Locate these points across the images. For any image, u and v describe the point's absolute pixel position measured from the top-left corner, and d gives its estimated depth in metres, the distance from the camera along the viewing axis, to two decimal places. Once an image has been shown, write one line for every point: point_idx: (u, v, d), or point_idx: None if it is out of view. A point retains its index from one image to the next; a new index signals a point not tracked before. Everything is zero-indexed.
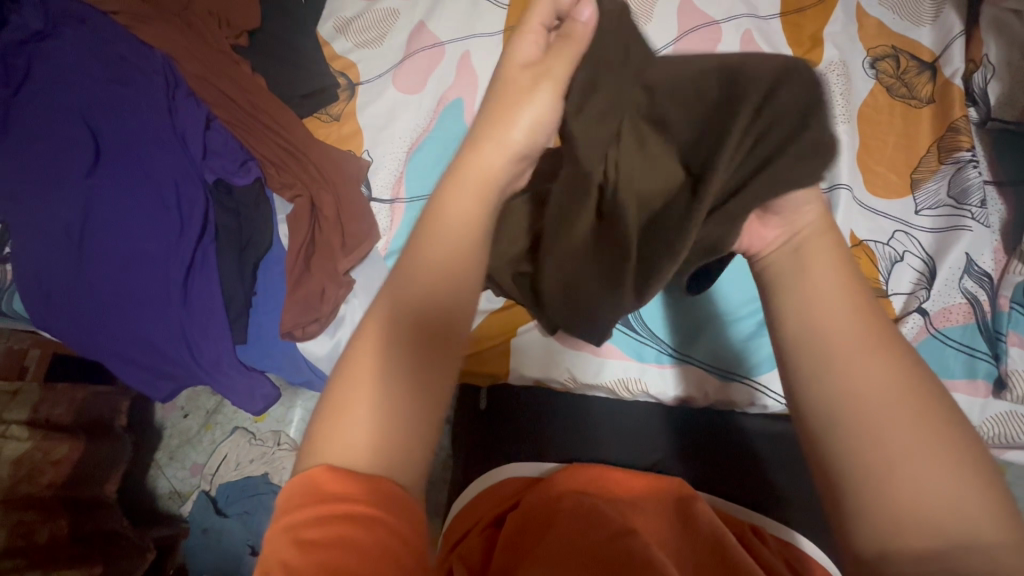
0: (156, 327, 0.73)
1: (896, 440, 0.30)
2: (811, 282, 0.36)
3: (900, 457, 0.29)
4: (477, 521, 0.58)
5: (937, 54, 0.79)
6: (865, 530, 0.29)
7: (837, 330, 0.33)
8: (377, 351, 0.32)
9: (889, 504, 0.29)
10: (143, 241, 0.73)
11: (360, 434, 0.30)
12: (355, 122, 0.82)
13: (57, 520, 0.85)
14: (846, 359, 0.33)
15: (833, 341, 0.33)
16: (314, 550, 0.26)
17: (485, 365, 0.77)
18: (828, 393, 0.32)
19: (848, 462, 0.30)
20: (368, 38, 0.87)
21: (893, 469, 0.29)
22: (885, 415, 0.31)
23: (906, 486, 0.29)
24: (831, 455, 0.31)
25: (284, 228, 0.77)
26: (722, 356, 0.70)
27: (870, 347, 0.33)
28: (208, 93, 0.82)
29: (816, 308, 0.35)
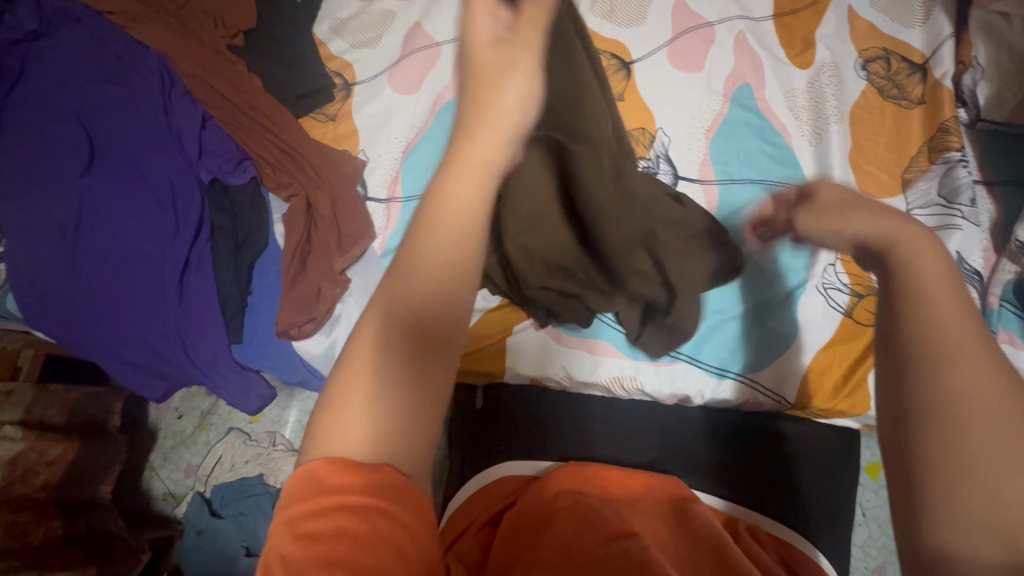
0: (152, 326, 0.73)
1: (985, 443, 0.24)
2: (913, 272, 0.30)
3: (987, 460, 0.24)
4: (474, 519, 0.59)
5: (927, 56, 0.80)
6: (927, 534, 0.24)
7: (948, 322, 0.27)
8: (370, 357, 0.30)
9: (964, 510, 0.24)
10: (139, 240, 0.73)
11: (363, 416, 0.29)
12: (350, 122, 0.83)
13: (52, 521, 0.85)
14: (951, 352, 0.27)
15: (935, 333, 0.27)
16: (314, 543, 0.26)
17: (481, 365, 0.77)
18: (918, 391, 0.27)
19: (925, 462, 0.25)
20: (364, 38, 0.87)
21: (973, 472, 0.24)
22: (980, 415, 0.25)
23: (984, 490, 0.24)
24: (908, 454, 0.26)
25: (280, 227, 0.77)
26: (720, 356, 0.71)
27: (974, 345, 0.27)
28: (203, 92, 0.82)
29: (926, 299, 0.29)
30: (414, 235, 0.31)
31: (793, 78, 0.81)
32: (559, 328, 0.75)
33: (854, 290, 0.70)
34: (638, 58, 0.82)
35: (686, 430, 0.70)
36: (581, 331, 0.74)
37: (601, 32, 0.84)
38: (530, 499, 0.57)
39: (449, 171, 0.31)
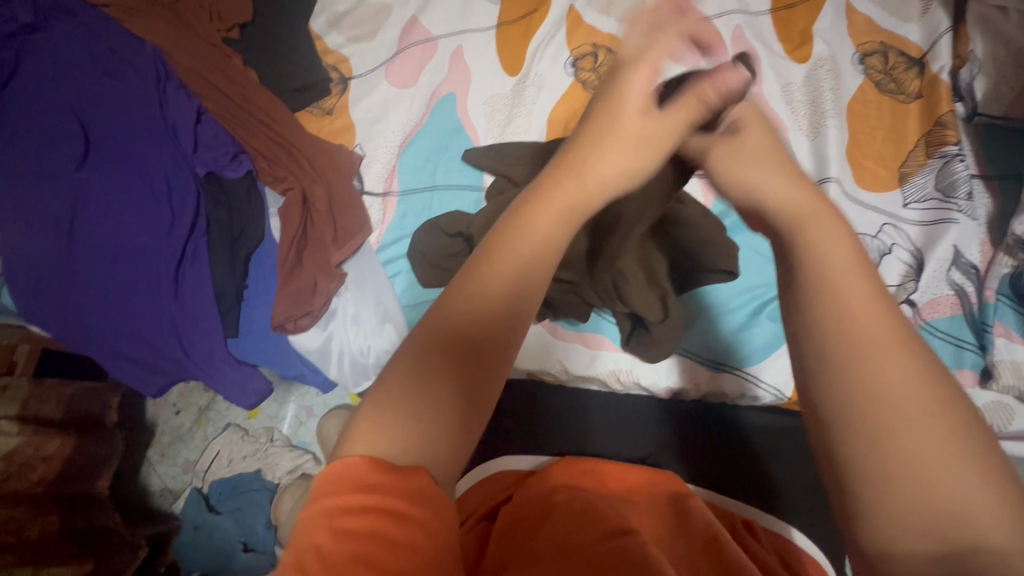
0: (148, 320, 0.73)
1: (911, 436, 0.23)
2: (827, 262, 0.29)
3: (919, 457, 0.23)
4: (470, 514, 0.59)
5: (925, 51, 0.80)
6: (862, 527, 0.23)
7: (856, 310, 0.27)
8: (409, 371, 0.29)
9: (896, 508, 0.23)
10: (135, 234, 0.73)
11: (388, 413, 0.27)
12: (347, 116, 0.83)
13: (48, 516, 0.85)
14: (862, 344, 0.26)
15: (852, 325, 0.26)
16: (352, 539, 0.24)
17: None
18: (844, 388, 0.25)
19: (855, 463, 0.24)
20: (360, 32, 0.87)
21: (902, 461, 0.23)
22: (903, 408, 0.24)
23: (906, 485, 0.23)
24: (835, 452, 0.25)
25: (276, 221, 0.77)
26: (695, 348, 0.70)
27: (893, 334, 0.26)
28: (199, 85, 0.81)
29: (829, 288, 0.28)
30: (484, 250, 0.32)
31: (791, 72, 0.81)
32: (556, 322, 0.73)
33: None
34: None
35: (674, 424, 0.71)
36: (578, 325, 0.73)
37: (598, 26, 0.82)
38: (528, 494, 0.57)
39: (537, 201, 0.34)
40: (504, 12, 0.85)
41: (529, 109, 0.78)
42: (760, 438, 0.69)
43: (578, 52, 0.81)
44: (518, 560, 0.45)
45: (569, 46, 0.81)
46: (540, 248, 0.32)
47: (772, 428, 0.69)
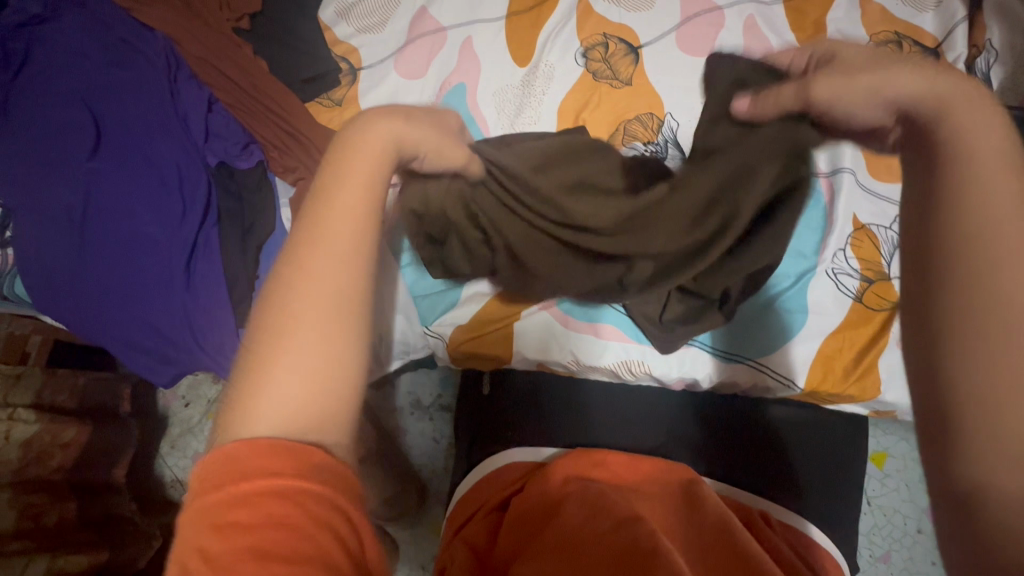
0: (160, 311, 0.73)
1: (1020, 362, 0.28)
2: (982, 166, 0.31)
3: (1023, 384, 0.28)
4: (481, 505, 0.59)
5: (940, 41, 0.79)
6: (966, 451, 0.28)
7: (1004, 227, 0.30)
8: (284, 338, 0.31)
9: (1004, 430, 0.28)
10: (147, 224, 0.73)
11: (278, 391, 0.31)
12: (355, 107, 0.82)
13: (66, 504, 0.86)
14: (981, 272, 0.30)
15: (1002, 241, 0.30)
16: (237, 532, 0.27)
17: (490, 349, 0.75)
18: (971, 308, 0.30)
19: (961, 387, 0.29)
20: (369, 22, 0.86)
21: (1004, 392, 0.28)
22: (1021, 333, 0.29)
23: (1004, 411, 0.28)
24: (943, 376, 0.30)
25: (287, 212, 0.77)
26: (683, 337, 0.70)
27: None
28: (209, 76, 0.81)
29: (971, 210, 0.31)
30: (311, 200, 0.35)
31: None
32: (567, 314, 0.74)
33: (864, 275, 0.70)
34: (647, 42, 0.81)
35: (676, 417, 0.69)
36: (588, 316, 0.73)
37: (608, 16, 0.82)
38: (540, 484, 0.57)
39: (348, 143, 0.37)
40: (514, 2, 0.84)
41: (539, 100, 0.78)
42: (784, 430, 0.68)
43: (588, 42, 0.81)
44: (529, 549, 0.46)
45: (579, 36, 0.81)
46: (363, 186, 0.35)
47: (787, 422, 0.69)
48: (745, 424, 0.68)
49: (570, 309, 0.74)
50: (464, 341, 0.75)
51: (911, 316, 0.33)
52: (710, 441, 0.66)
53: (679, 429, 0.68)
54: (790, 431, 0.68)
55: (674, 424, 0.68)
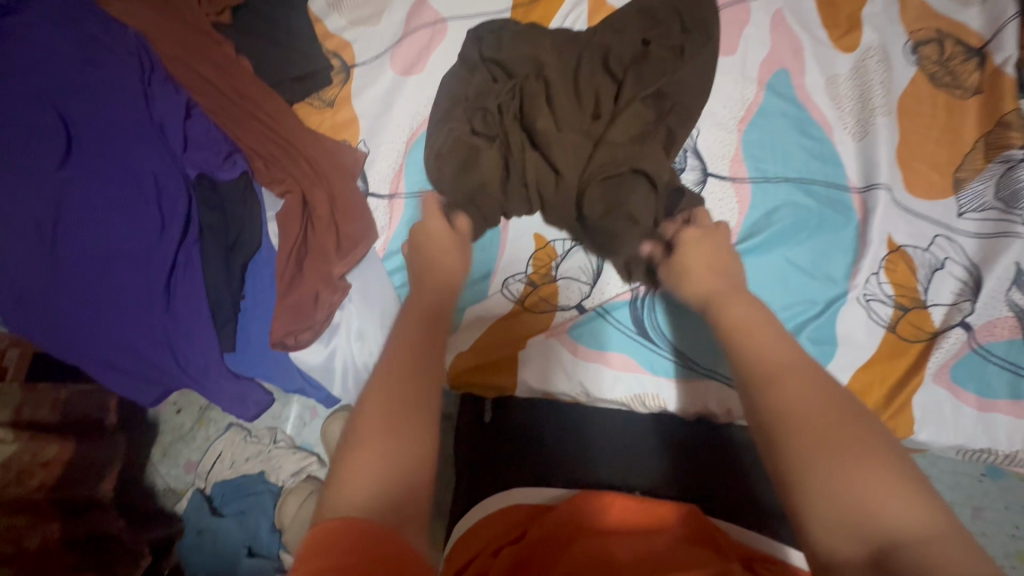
0: (138, 333, 0.68)
1: (828, 457, 0.34)
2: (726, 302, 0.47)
3: (838, 473, 0.34)
4: (480, 551, 0.54)
5: (987, 39, 0.73)
6: (817, 542, 0.33)
7: (759, 346, 0.42)
8: (375, 414, 0.38)
9: (827, 520, 0.33)
10: (122, 238, 0.68)
11: (359, 472, 0.35)
12: (350, 108, 0.76)
13: (47, 525, 0.82)
14: (770, 379, 0.39)
15: (762, 356, 0.41)
16: None
17: (493, 376, 0.70)
18: (781, 414, 0.37)
19: (795, 478, 0.35)
20: (362, 15, 0.79)
21: (830, 481, 0.34)
22: (819, 436, 0.35)
23: (821, 493, 0.34)
24: (782, 471, 0.36)
25: (273, 226, 0.71)
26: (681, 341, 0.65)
27: (784, 364, 0.40)
28: (187, 77, 0.74)
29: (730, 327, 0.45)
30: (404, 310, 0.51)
31: (837, 63, 0.74)
32: (577, 340, 0.68)
33: (897, 302, 0.65)
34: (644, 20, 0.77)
35: (650, 445, 0.66)
36: (599, 343, 0.68)
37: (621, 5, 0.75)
38: (551, 529, 0.54)
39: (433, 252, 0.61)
40: None
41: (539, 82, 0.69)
42: (744, 455, 0.64)
43: None
44: None
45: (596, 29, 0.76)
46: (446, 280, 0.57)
47: (746, 444, 0.64)
48: (711, 451, 0.65)
49: (580, 335, 0.68)
50: (469, 365, 0.70)
51: (749, 424, 0.39)
52: (673, 468, 0.65)
53: (646, 456, 0.66)
54: (750, 450, 0.64)
55: (646, 451, 0.66)
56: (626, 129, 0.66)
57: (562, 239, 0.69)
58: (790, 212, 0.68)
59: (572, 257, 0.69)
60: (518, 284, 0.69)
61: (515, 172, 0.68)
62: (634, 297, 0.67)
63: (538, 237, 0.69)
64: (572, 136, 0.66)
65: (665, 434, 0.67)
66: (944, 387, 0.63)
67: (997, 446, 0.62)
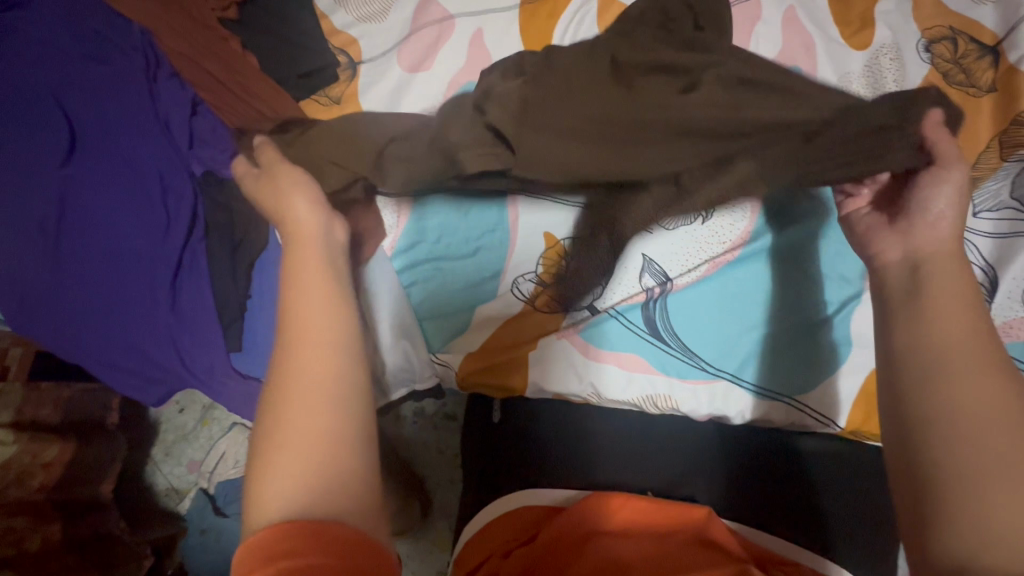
0: (144, 333, 0.67)
1: (979, 457, 0.37)
2: (934, 319, 0.43)
3: (984, 471, 0.36)
4: (490, 554, 0.54)
5: (1001, 37, 0.72)
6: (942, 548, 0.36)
7: (952, 340, 0.42)
8: (304, 404, 0.38)
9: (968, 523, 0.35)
10: (128, 236, 0.67)
11: (282, 480, 0.36)
12: (356, 105, 0.75)
13: (49, 525, 0.82)
14: (951, 377, 0.40)
15: (949, 360, 0.41)
16: None
17: (503, 376, 0.70)
18: (943, 409, 0.39)
19: (933, 469, 0.38)
20: (370, 10, 0.79)
21: (974, 477, 0.36)
22: (974, 427, 0.38)
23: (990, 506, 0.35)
24: (919, 465, 0.39)
25: (281, 227, 0.68)
26: (701, 341, 0.65)
27: (985, 366, 0.40)
28: (193, 74, 0.72)
29: (928, 322, 0.43)
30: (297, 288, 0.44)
31: (849, 60, 0.74)
32: (587, 341, 0.68)
33: None
34: None
35: (709, 449, 0.66)
36: (612, 344, 0.67)
37: None
38: (556, 533, 0.52)
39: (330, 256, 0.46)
40: None
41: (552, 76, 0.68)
42: (816, 466, 0.64)
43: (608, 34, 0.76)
44: None
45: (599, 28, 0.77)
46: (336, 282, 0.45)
47: (820, 454, 0.65)
48: (777, 457, 0.64)
49: (592, 336, 0.67)
50: (475, 367, 0.70)
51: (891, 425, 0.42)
52: (737, 473, 0.63)
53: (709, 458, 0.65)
54: (823, 460, 0.65)
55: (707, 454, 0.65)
56: (665, 109, 0.60)
57: (573, 237, 0.66)
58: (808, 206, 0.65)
59: (583, 254, 0.66)
60: (528, 285, 0.68)
61: (547, 150, 0.60)
62: (647, 298, 0.66)
63: (548, 235, 0.68)
64: (605, 120, 0.61)
65: (726, 439, 0.67)
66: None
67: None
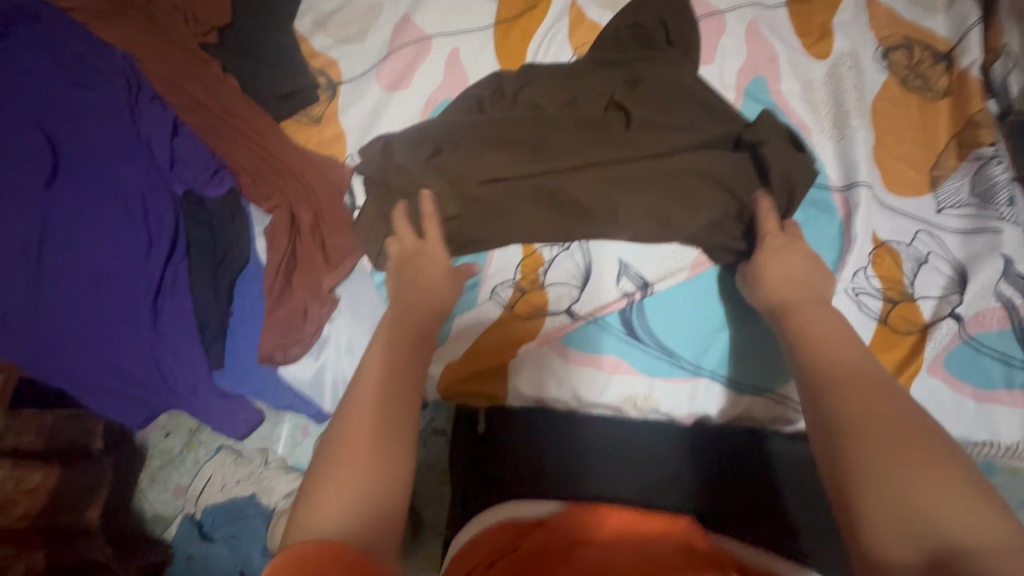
0: (124, 352, 0.67)
1: (867, 443, 0.38)
2: (802, 333, 0.50)
3: (873, 455, 0.37)
4: (477, 565, 0.52)
5: (953, 44, 0.76)
6: (866, 539, 0.35)
7: (826, 358, 0.46)
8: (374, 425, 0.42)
9: (877, 510, 0.35)
10: (109, 258, 0.67)
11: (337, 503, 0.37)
12: (338, 124, 0.77)
13: (32, 553, 0.80)
14: (839, 388, 0.43)
15: (832, 371, 0.44)
16: None
17: (484, 387, 0.68)
18: (840, 408, 0.41)
19: (849, 463, 0.38)
20: (349, 33, 0.82)
21: (862, 463, 0.38)
22: (858, 423, 0.40)
23: (879, 487, 0.36)
24: (838, 460, 0.39)
25: (261, 241, 0.71)
26: (680, 343, 0.66)
27: (852, 373, 0.44)
28: (173, 95, 0.74)
29: (803, 343, 0.49)
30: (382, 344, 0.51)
31: (810, 69, 0.77)
32: (567, 345, 0.67)
33: (886, 296, 0.66)
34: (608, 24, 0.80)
35: (683, 458, 0.67)
36: (590, 347, 0.67)
37: (601, 22, 0.81)
38: (544, 543, 0.52)
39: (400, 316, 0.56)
40: (504, 9, 0.82)
41: (528, 103, 0.74)
42: (779, 468, 0.65)
43: (580, 51, 0.80)
44: None
45: (571, 44, 0.80)
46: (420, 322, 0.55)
47: (782, 457, 0.65)
48: (748, 466, 0.65)
49: (572, 340, 0.67)
50: (454, 379, 0.68)
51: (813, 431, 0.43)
52: (705, 484, 0.65)
53: (678, 470, 0.66)
54: (785, 463, 0.65)
55: (676, 465, 0.66)
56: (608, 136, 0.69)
57: (549, 245, 0.69)
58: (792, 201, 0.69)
59: (559, 263, 0.68)
60: (504, 291, 0.68)
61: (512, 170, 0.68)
62: (627, 301, 0.67)
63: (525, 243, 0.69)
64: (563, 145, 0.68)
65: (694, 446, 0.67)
66: (939, 378, 0.64)
67: (996, 438, 0.62)
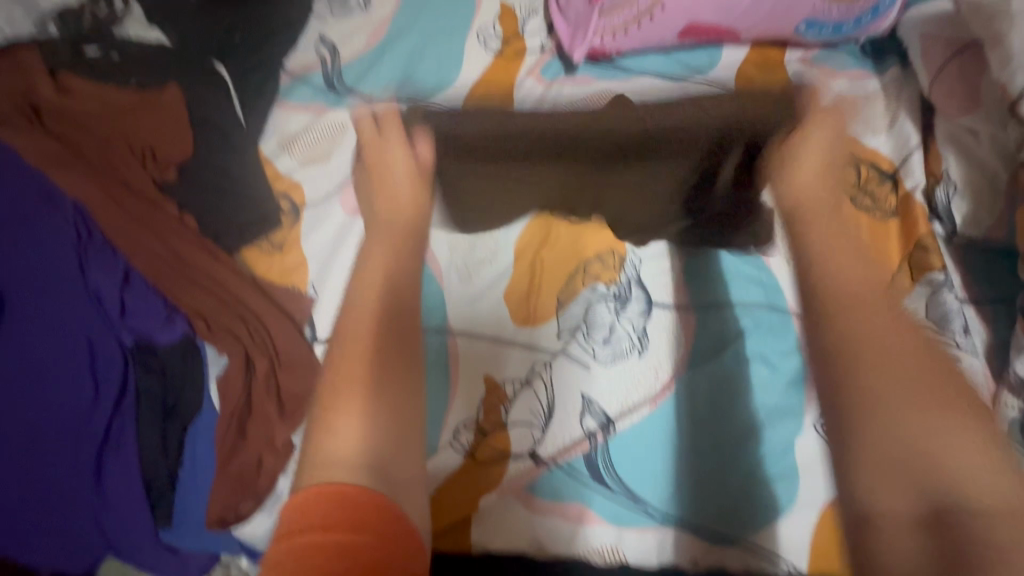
0: (59, 515, 0.63)
1: (880, 382, 0.53)
2: (835, 275, 0.64)
3: (886, 393, 0.53)
4: None
5: (897, 165, 0.79)
6: (854, 473, 0.53)
7: (836, 290, 0.62)
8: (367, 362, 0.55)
9: (878, 449, 0.52)
10: (55, 415, 0.66)
11: (347, 426, 0.50)
12: (299, 251, 0.76)
13: None
14: (847, 324, 0.58)
15: (845, 305, 0.60)
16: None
17: (445, 541, 0.64)
18: (852, 343, 0.57)
19: (860, 396, 0.54)
20: (313, 155, 0.82)
21: (863, 394, 0.54)
22: (874, 359, 0.55)
23: (888, 424, 0.52)
24: (851, 390, 0.55)
25: (216, 386, 0.68)
26: (646, 483, 0.65)
27: (867, 309, 0.59)
28: (124, 241, 0.72)
29: (824, 277, 0.64)
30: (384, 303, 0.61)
31: None
32: (532, 492, 0.65)
33: None
34: None
35: None
36: (557, 494, 0.65)
37: None
38: None
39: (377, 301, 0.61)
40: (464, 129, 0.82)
41: (495, 239, 0.77)
42: None
43: None
44: None
45: None
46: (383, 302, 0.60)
47: None
48: None
49: (537, 486, 0.65)
50: None
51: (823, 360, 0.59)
52: None
53: None
54: None
55: None
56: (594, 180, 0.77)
57: (511, 380, 0.69)
58: (750, 318, 0.71)
59: (521, 401, 0.68)
60: (466, 434, 0.67)
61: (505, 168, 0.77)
62: (590, 443, 0.66)
63: (487, 378, 0.69)
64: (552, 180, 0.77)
65: None
66: None
67: None
